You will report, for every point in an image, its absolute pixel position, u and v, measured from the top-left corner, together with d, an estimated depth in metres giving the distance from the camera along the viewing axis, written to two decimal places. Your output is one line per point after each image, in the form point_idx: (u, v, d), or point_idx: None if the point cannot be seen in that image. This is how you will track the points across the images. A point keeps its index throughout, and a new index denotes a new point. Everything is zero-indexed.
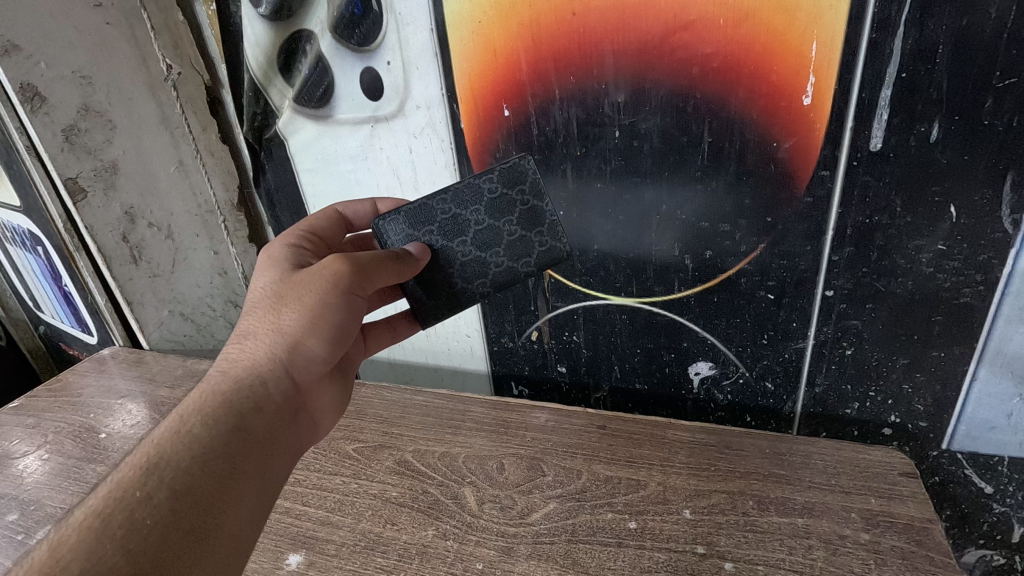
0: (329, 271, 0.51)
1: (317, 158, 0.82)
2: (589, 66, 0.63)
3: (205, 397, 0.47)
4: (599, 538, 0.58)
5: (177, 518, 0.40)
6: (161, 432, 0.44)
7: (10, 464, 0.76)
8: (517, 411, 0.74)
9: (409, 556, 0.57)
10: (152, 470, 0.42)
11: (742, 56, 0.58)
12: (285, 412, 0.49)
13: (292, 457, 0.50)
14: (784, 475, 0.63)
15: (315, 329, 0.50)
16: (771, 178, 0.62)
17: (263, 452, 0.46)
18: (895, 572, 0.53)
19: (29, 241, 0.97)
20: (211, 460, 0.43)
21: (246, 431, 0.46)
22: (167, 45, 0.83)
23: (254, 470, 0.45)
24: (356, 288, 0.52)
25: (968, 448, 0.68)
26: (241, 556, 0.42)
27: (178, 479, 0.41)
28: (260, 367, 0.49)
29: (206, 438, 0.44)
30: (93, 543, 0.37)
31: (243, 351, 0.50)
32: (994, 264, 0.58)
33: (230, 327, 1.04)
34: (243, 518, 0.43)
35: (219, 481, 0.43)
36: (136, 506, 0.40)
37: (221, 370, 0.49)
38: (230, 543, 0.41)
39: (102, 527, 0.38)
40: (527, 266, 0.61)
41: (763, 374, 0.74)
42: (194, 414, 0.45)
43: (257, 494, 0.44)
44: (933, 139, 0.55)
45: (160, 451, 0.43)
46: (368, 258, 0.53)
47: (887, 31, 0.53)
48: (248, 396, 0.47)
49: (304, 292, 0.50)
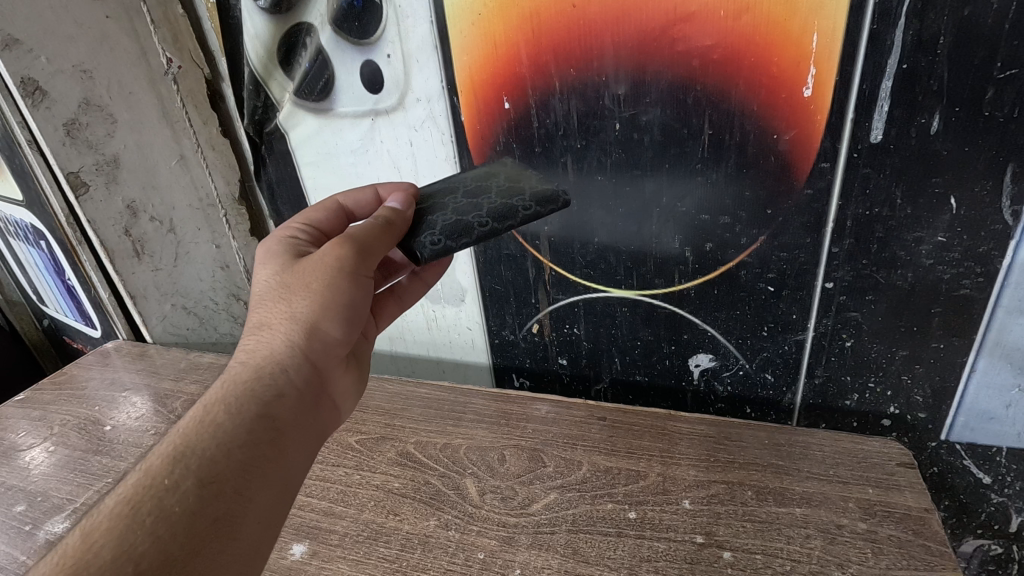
0: (332, 252, 0.51)
1: (319, 152, 0.82)
2: (589, 59, 0.63)
3: (228, 385, 0.47)
4: (600, 528, 0.58)
5: (204, 505, 0.41)
6: (187, 422, 0.45)
7: (17, 456, 0.76)
8: (518, 403, 0.75)
9: (411, 546, 0.58)
10: (178, 458, 0.43)
11: (742, 47, 0.58)
12: (308, 396, 0.49)
13: (317, 441, 0.50)
14: (783, 465, 0.63)
15: (330, 311, 0.50)
16: (771, 170, 0.62)
17: (288, 437, 0.47)
18: (891, 561, 0.53)
19: (32, 235, 0.97)
20: (236, 448, 0.44)
21: (270, 417, 0.46)
22: (166, 39, 0.82)
23: (278, 456, 0.45)
24: (359, 266, 0.52)
25: (966, 439, 0.68)
26: (266, 543, 0.43)
27: (204, 467, 0.42)
28: (279, 355, 0.49)
29: (230, 426, 0.44)
30: (124, 530, 0.39)
31: (260, 342, 0.50)
32: (994, 255, 0.58)
33: (233, 321, 1.05)
34: (269, 504, 0.44)
35: (244, 468, 0.43)
36: (164, 494, 0.41)
37: (241, 357, 0.49)
38: (255, 530, 0.42)
39: (132, 514, 0.40)
40: (522, 202, 0.58)
41: (763, 366, 0.74)
42: (218, 402, 0.46)
43: (281, 481, 0.45)
44: (933, 131, 0.55)
45: (186, 440, 0.44)
46: (363, 231, 0.53)
47: (888, 22, 0.52)
48: (270, 382, 0.47)
49: (312, 278, 0.50)
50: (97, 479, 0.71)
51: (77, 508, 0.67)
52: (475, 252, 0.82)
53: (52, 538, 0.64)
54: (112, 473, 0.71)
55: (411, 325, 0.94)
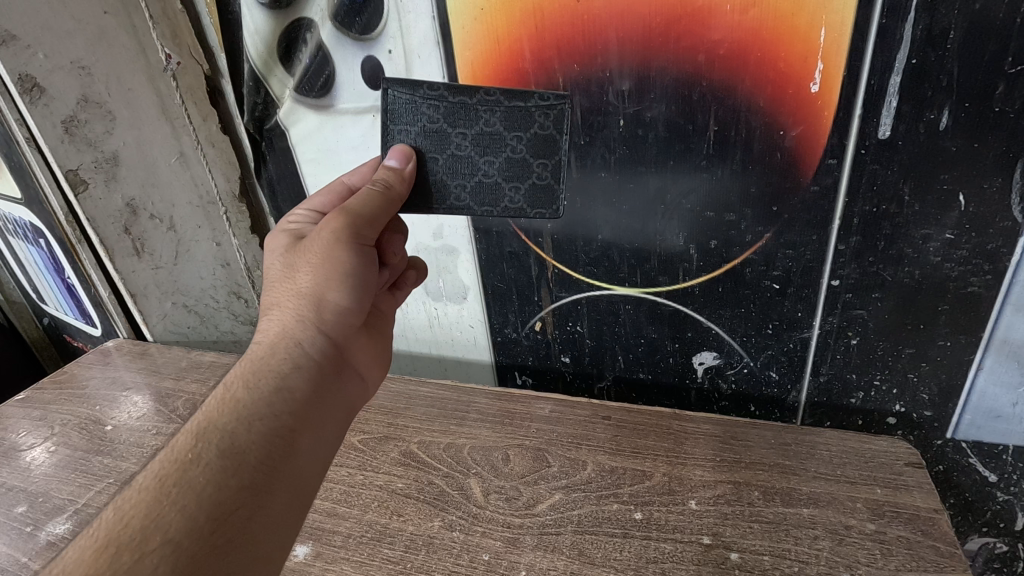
0: (327, 227, 0.50)
1: (320, 149, 0.82)
2: (594, 54, 0.62)
3: (248, 363, 0.47)
4: (606, 529, 0.58)
5: (229, 475, 0.41)
6: (209, 402, 0.45)
7: (17, 456, 0.76)
8: (521, 402, 0.75)
9: (415, 547, 0.58)
10: (201, 434, 0.42)
11: (749, 41, 0.57)
12: (327, 368, 0.49)
13: (342, 414, 0.50)
14: (790, 465, 0.63)
15: (334, 278, 0.49)
16: (777, 166, 0.61)
17: (310, 409, 0.46)
18: (901, 562, 0.53)
19: (31, 233, 0.97)
20: (257, 421, 0.43)
21: (288, 390, 0.46)
22: (165, 35, 0.82)
23: (300, 428, 0.45)
24: (361, 235, 0.51)
25: (972, 437, 0.68)
26: (294, 514, 0.42)
27: (226, 440, 0.42)
28: (291, 330, 0.48)
29: (250, 400, 0.44)
30: (151, 502, 0.39)
31: (274, 321, 0.49)
32: (1003, 253, 0.58)
33: (234, 318, 1.04)
34: (294, 476, 0.43)
35: (268, 440, 0.43)
36: (188, 466, 0.40)
37: (258, 337, 0.49)
38: (282, 500, 0.42)
39: (159, 487, 0.40)
40: (545, 121, 0.57)
41: (768, 363, 0.73)
42: (237, 380, 0.46)
43: (304, 451, 0.45)
44: (942, 127, 0.54)
45: (209, 416, 0.44)
46: (359, 203, 0.51)
47: (897, 16, 0.52)
48: (286, 357, 0.47)
49: (314, 251, 0.49)
50: (99, 479, 0.70)
51: (79, 509, 0.67)
52: (478, 249, 0.81)
53: (54, 539, 0.63)
54: (114, 473, 0.71)
55: (412, 323, 0.93)
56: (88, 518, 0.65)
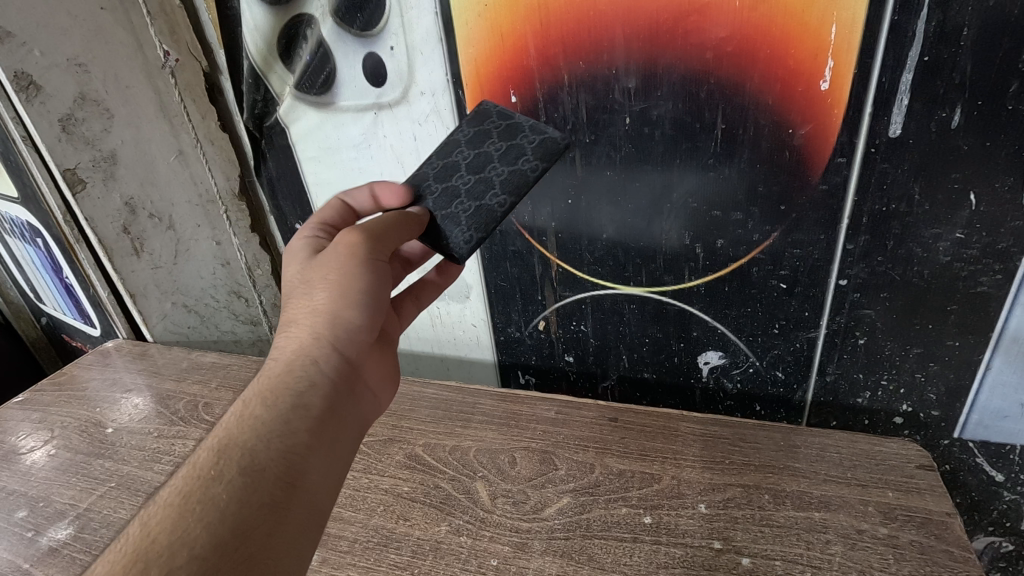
0: (343, 244, 0.50)
1: (322, 146, 0.81)
2: (600, 51, 0.61)
3: (265, 380, 0.46)
4: (615, 533, 0.57)
5: (250, 492, 0.40)
6: (229, 418, 0.44)
7: (18, 460, 0.75)
8: (527, 403, 0.74)
9: (422, 552, 0.57)
10: (221, 451, 0.42)
11: (756, 38, 0.56)
12: (341, 385, 0.48)
13: (357, 431, 0.49)
14: (798, 467, 0.63)
15: (348, 296, 0.48)
16: (786, 164, 0.60)
17: (327, 426, 0.46)
18: (914, 567, 0.52)
19: (28, 232, 0.96)
20: (275, 437, 0.43)
21: (304, 408, 0.45)
22: (162, 31, 0.80)
23: (316, 444, 0.44)
24: (377, 253, 0.51)
25: (979, 437, 0.68)
26: (313, 530, 0.42)
27: (245, 457, 0.41)
28: (306, 347, 0.47)
29: (268, 417, 0.44)
30: (177, 518, 0.38)
31: (290, 339, 0.48)
32: (1014, 252, 0.57)
33: (234, 318, 1.03)
34: (313, 493, 0.43)
35: (286, 457, 0.42)
36: (210, 482, 0.40)
37: (274, 355, 0.48)
38: (303, 517, 0.41)
39: (183, 502, 0.39)
40: (528, 163, 0.57)
41: (774, 363, 0.73)
42: (256, 396, 0.45)
43: (320, 468, 0.44)
44: (954, 124, 0.54)
45: (228, 433, 0.43)
46: (377, 223, 0.52)
47: (910, 12, 0.51)
48: (302, 375, 0.46)
49: (330, 266, 0.49)
50: (100, 483, 0.70)
51: (81, 513, 0.66)
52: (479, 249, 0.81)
53: (56, 545, 0.63)
54: (116, 477, 0.70)
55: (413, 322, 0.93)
56: (91, 522, 0.64)
